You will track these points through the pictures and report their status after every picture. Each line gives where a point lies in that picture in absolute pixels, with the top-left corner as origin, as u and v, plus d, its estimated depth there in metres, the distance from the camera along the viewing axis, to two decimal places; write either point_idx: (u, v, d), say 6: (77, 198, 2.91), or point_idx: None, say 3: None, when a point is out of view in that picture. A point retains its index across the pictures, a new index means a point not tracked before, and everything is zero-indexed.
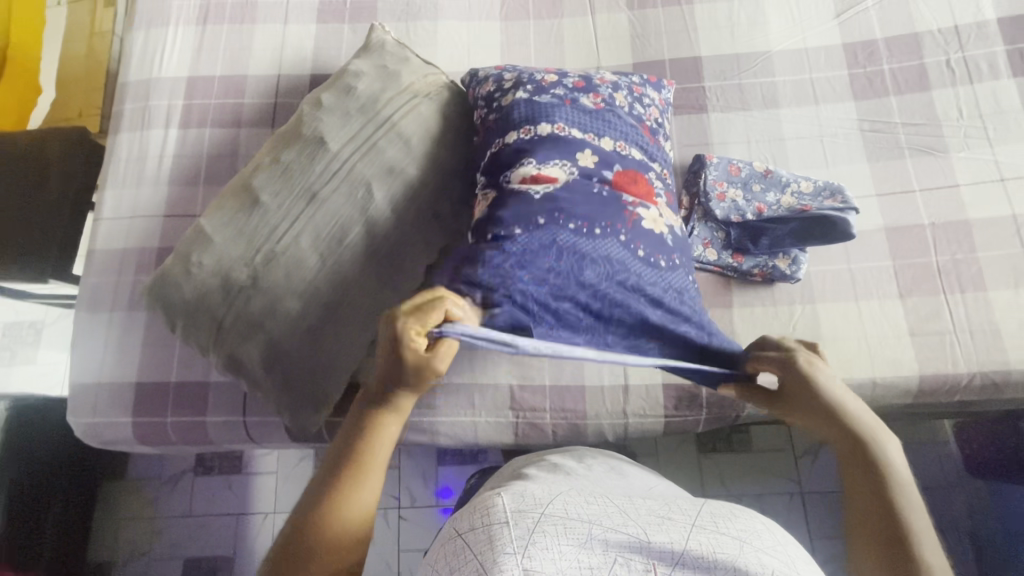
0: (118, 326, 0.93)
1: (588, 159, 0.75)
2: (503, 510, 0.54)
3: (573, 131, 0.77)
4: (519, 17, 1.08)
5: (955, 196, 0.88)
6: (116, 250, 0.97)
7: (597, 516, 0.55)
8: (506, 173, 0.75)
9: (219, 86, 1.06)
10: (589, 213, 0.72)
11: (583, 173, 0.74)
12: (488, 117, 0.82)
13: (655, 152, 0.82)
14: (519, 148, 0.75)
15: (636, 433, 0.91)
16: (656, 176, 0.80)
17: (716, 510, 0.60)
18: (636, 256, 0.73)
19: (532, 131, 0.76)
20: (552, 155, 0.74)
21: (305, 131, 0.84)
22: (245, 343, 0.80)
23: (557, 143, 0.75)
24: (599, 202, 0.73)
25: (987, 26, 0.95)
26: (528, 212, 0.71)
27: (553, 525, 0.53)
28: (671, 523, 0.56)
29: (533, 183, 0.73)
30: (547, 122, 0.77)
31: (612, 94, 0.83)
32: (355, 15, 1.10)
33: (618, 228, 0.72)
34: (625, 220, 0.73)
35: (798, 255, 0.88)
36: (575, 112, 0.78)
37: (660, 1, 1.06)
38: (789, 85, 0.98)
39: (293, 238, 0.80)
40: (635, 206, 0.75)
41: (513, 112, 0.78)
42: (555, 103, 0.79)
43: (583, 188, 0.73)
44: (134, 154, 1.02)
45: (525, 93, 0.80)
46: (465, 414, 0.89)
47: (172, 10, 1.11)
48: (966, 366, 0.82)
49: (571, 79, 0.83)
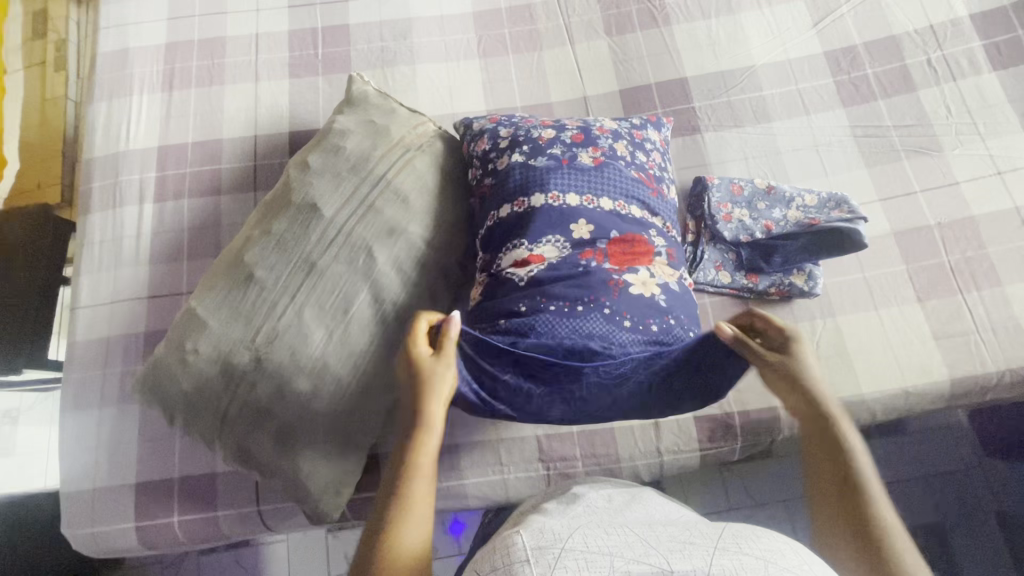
0: (109, 423, 0.86)
1: (582, 229, 0.72)
2: (523, 548, 0.52)
3: (565, 207, 0.73)
4: (498, 54, 1.06)
5: (957, 193, 0.89)
6: (99, 340, 0.90)
7: (618, 547, 0.50)
8: (498, 262, 0.74)
9: (192, 153, 1.01)
10: (568, 295, 0.69)
11: (572, 251, 0.71)
12: (484, 180, 0.80)
13: (659, 201, 0.79)
14: (511, 232, 0.74)
15: (671, 469, 0.88)
16: (657, 232, 0.76)
17: (740, 531, 0.54)
18: (621, 327, 0.69)
19: (526, 204, 0.74)
20: (541, 240, 0.72)
21: (294, 199, 0.80)
22: (255, 430, 0.75)
23: (545, 223, 0.72)
24: (583, 278, 0.70)
25: (961, 23, 0.97)
26: (513, 300, 0.71)
27: (575, 560, 0.49)
28: (694, 549, 0.50)
29: (522, 267, 0.72)
30: (542, 191, 0.74)
31: (613, 144, 0.80)
32: (328, 66, 1.06)
33: (602, 302, 0.69)
34: (611, 291, 0.70)
35: (813, 269, 0.86)
36: (570, 177, 0.75)
37: (638, 25, 1.05)
38: (778, 97, 0.97)
39: (294, 314, 0.75)
40: (622, 273, 0.71)
41: (510, 178, 0.76)
42: (552, 165, 0.76)
43: (569, 266, 0.71)
44: (108, 235, 0.96)
45: (521, 154, 0.78)
46: (494, 472, 0.85)
47: (134, 78, 1.06)
48: (994, 365, 0.81)
49: (568, 132, 0.80)
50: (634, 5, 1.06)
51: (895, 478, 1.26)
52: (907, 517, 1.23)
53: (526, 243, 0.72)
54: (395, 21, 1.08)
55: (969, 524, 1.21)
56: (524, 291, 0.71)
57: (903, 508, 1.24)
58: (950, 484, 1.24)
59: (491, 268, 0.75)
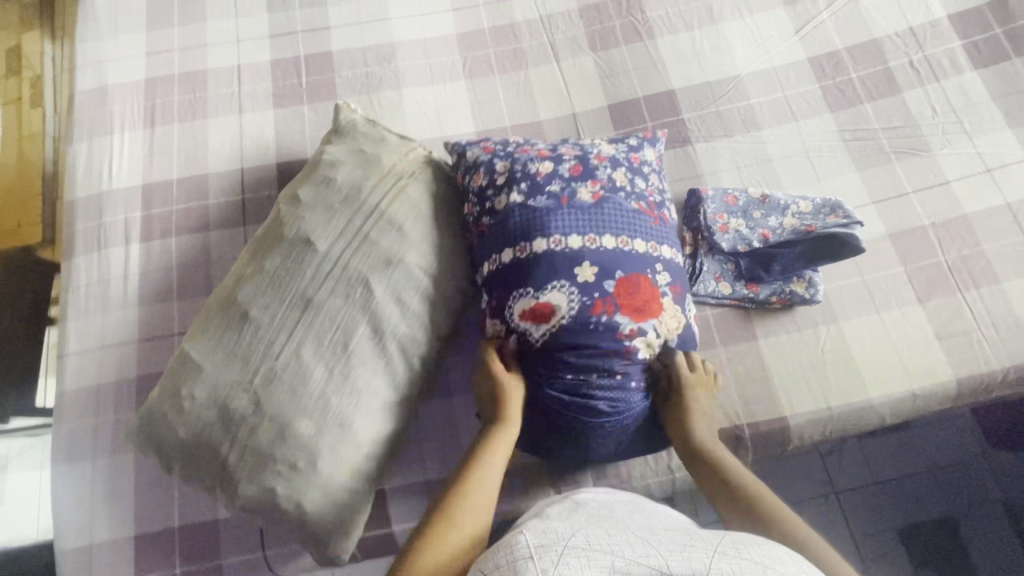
0: (104, 475, 0.83)
1: (587, 274, 0.71)
2: (525, 544, 0.50)
3: (568, 251, 0.72)
4: (484, 74, 1.05)
5: (949, 192, 0.89)
6: (89, 388, 0.87)
7: (620, 547, 0.49)
8: (507, 308, 0.73)
9: (178, 190, 0.98)
10: (585, 363, 0.71)
11: (581, 302, 0.70)
12: (482, 219, 0.79)
13: (662, 229, 0.78)
14: (517, 280, 0.73)
15: (684, 486, 0.87)
16: (662, 266, 0.75)
17: (739, 538, 0.52)
18: (629, 392, 0.73)
19: (527, 250, 0.73)
20: (548, 288, 0.71)
21: (287, 233, 0.78)
22: (256, 474, 0.71)
23: (553, 275, 0.71)
24: (595, 339, 0.70)
25: (940, 24, 0.98)
26: (533, 361, 0.73)
27: (577, 558, 0.47)
28: (694, 549, 0.49)
29: (533, 321, 0.72)
30: (543, 236, 0.73)
31: (612, 174, 0.79)
32: (313, 95, 1.05)
33: (614, 371, 0.71)
34: (621, 358, 0.72)
35: (813, 276, 0.86)
36: (570, 218, 0.74)
37: (622, 39, 1.05)
38: (765, 105, 0.98)
39: (293, 354, 0.73)
40: (632, 336, 0.71)
41: (510, 220, 0.75)
42: (552, 206, 0.75)
43: (581, 324, 0.70)
44: (94, 278, 0.93)
45: (520, 193, 0.76)
46: (505, 501, 0.83)
47: (114, 116, 1.04)
48: (998, 362, 0.81)
49: (566, 164, 0.79)
50: (617, 20, 1.07)
51: (903, 475, 1.26)
52: (917, 513, 1.23)
53: (533, 291, 0.71)
54: (378, 46, 1.08)
55: (978, 518, 1.21)
56: (540, 351, 0.72)
57: (913, 504, 1.24)
58: (957, 478, 1.24)
59: (501, 312, 0.74)
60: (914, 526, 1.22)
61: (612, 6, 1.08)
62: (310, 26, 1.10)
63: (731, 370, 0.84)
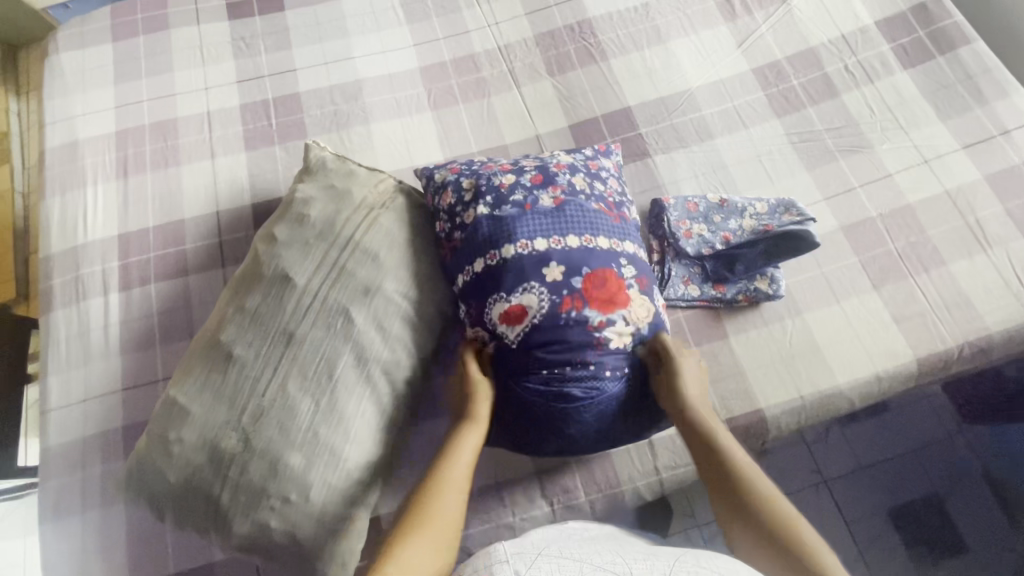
0: (94, 528, 0.82)
1: (554, 273, 0.75)
2: (502, 551, 0.56)
3: (535, 253, 0.76)
4: (448, 104, 1.09)
5: (892, 184, 0.95)
6: (74, 442, 0.87)
7: (588, 556, 0.56)
8: (483, 316, 0.77)
9: (155, 237, 1.00)
10: (558, 357, 0.74)
11: (550, 301, 0.74)
12: (453, 233, 0.82)
13: (623, 226, 0.83)
14: (489, 285, 0.76)
15: (673, 485, 0.89)
16: (627, 261, 0.79)
17: (701, 551, 0.59)
18: (604, 380, 0.75)
19: (498, 256, 0.76)
20: (520, 290, 0.74)
21: (265, 272, 0.80)
22: (251, 513, 0.72)
23: (521, 276, 0.75)
24: (566, 336, 0.74)
25: (869, 30, 1.06)
26: (510, 362, 0.76)
27: (548, 562, 0.54)
28: (656, 561, 0.56)
29: (507, 322, 0.75)
30: (510, 242, 0.77)
31: (571, 179, 0.84)
32: (283, 135, 1.08)
33: (587, 362, 0.74)
34: (593, 349, 0.74)
35: (775, 273, 0.91)
36: (535, 223, 0.78)
37: (577, 63, 1.11)
38: (716, 115, 1.04)
39: (278, 388, 0.74)
40: (602, 328, 0.74)
41: (479, 231, 0.79)
42: (517, 213, 0.78)
43: (551, 321, 0.74)
44: (74, 330, 0.93)
45: (486, 205, 0.80)
46: (501, 517, 0.84)
47: (87, 169, 1.05)
48: (953, 339, 0.86)
49: (528, 175, 0.83)
50: (571, 45, 1.12)
51: (887, 457, 1.30)
52: (905, 494, 1.27)
53: (505, 295, 0.75)
54: (344, 84, 1.12)
55: (961, 491, 1.26)
56: (515, 353, 0.75)
57: (900, 486, 1.27)
58: (937, 455, 1.29)
59: (479, 319, 0.77)
60: (903, 507, 1.26)
61: (566, 33, 1.13)
62: (276, 69, 1.14)
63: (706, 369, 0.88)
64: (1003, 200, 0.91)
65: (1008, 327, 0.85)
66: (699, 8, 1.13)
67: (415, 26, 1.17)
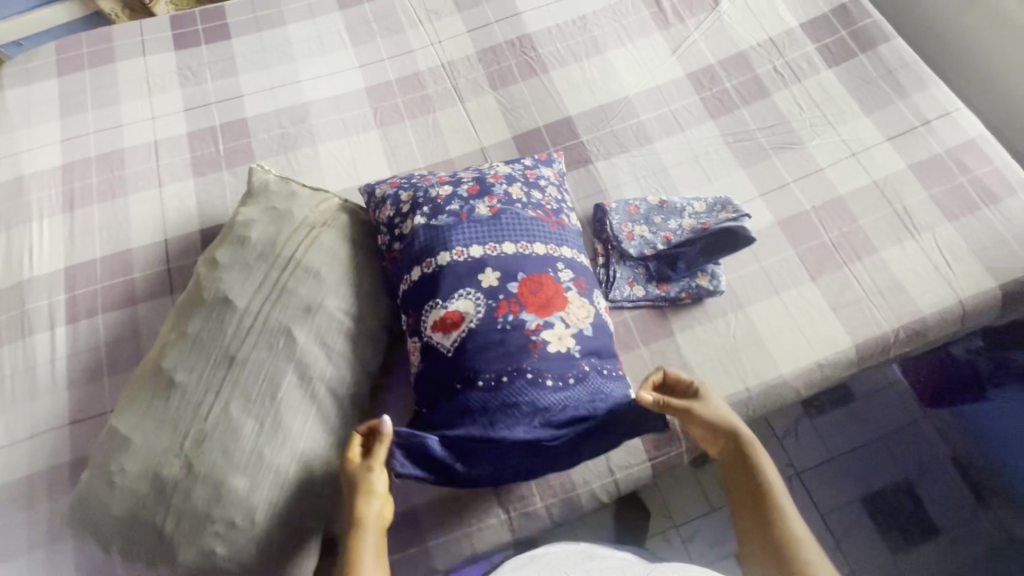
0: (39, 569, 0.80)
1: (490, 277, 0.76)
2: None
3: (470, 260, 0.77)
4: (394, 121, 1.11)
5: (823, 178, 0.98)
6: (19, 480, 0.85)
7: None
8: (421, 325, 0.77)
9: (102, 268, 0.99)
10: (492, 365, 0.73)
11: (486, 305, 0.75)
12: (392, 245, 0.83)
13: (561, 233, 0.84)
14: (426, 292, 0.77)
15: (629, 486, 0.89)
16: (564, 265, 0.81)
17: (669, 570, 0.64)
18: (544, 387, 0.73)
19: (433, 264, 0.78)
20: (455, 296, 0.76)
21: (206, 295, 0.80)
22: (196, 540, 0.71)
23: (457, 281, 0.76)
24: (501, 339, 0.73)
25: (794, 32, 1.10)
26: (445, 373, 0.75)
27: None
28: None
29: (444, 329, 0.75)
30: (446, 249, 0.78)
31: (507, 188, 0.85)
32: (231, 160, 1.09)
33: (524, 368, 0.73)
34: (531, 353, 0.73)
35: (715, 269, 0.93)
36: (470, 231, 0.79)
37: (519, 76, 1.13)
38: (654, 120, 1.07)
39: (221, 411, 0.74)
40: (539, 330, 0.74)
41: (415, 240, 0.80)
42: (453, 222, 0.80)
43: (488, 326, 0.74)
44: (19, 367, 0.92)
45: (423, 216, 0.82)
46: (456, 528, 0.84)
47: (32, 204, 1.05)
48: (888, 324, 0.88)
49: (465, 187, 0.85)
50: (512, 59, 1.15)
51: (854, 446, 1.31)
52: (873, 481, 1.28)
53: (441, 302, 0.76)
54: (291, 107, 1.13)
55: (926, 474, 1.28)
56: (451, 361, 0.74)
57: (867, 473, 1.29)
58: (900, 441, 1.31)
59: (417, 329, 0.78)
60: (872, 494, 1.27)
61: (507, 48, 1.16)
62: (223, 96, 1.15)
63: (654, 367, 0.89)
64: (928, 187, 0.95)
65: (940, 309, 0.88)
66: (634, 19, 1.17)
67: (360, 48, 1.19)
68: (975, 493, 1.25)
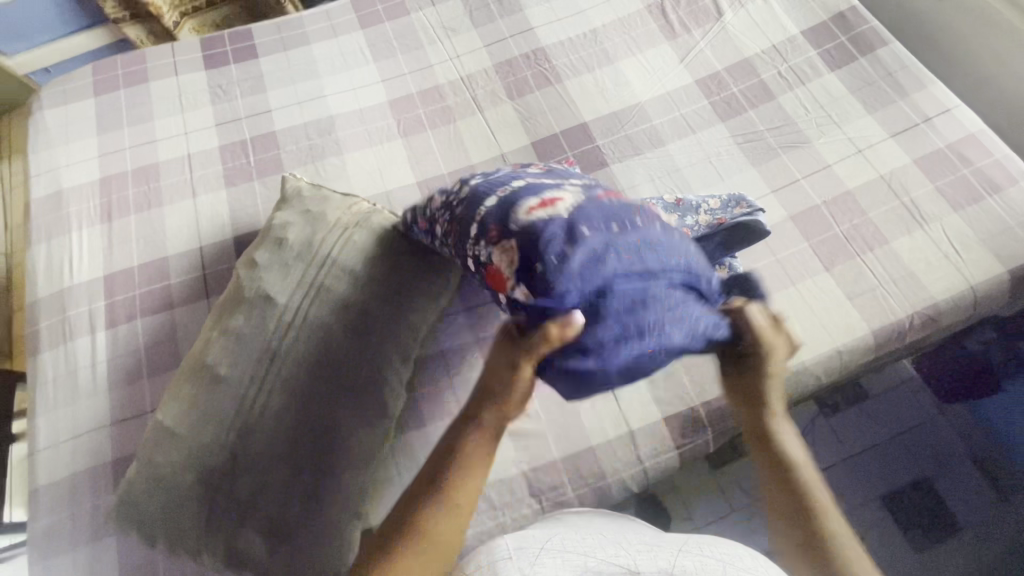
0: (84, 566, 0.82)
1: (572, 183, 0.71)
2: (507, 547, 0.66)
3: (541, 180, 0.71)
4: (417, 131, 1.17)
5: (831, 174, 1.03)
6: (63, 480, 0.88)
7: (591, 550, 0.66)
8: (510, 219, 0.65)
9: (140, 275, 1.03)
10: (614, 216, 0.64)
11: (583, 191, 0.68)
12: (453, 213, 0.75)
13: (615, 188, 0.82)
14: (505, 199, 0.67)
15: (659, 475, 0.91)
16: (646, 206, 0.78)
17: (704, 540, 0.69)
18: (675, 243, 0.65)
19: (505, 189, 0.70)
20: (544, 187, 0.67)
21: (247, 294, 0.84)
22: (242, 529, 0.74)
23: (537, 184, 0.69)
24: (619, 206, 0.66)
25: (796, 39, 1.16)
26: (561, 228, 0.61)
27: (552, 556, 0.64)
28: (660, 554, 0.65)
29: (543, 208, 0.64)
30: (512, 182, 0.72)
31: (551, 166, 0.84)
32: (262, 171, 1.14)
33: (652, 223, 0.66)
34: (653, 220, 0.66)
35: (732, 262, 0.96)
36: (531, 174, 0.76)
37: (535, 86, 1.19)
38: (666, 124, 1.12)
39: (264, 404, 0.77)
40: (646, 206, 0.70)
41: (476, 191, 0.72)
42: (509, 175, 0.77)
43: (595, 200, 0.66)
44: (62, 371, 0.95)
45: (476, 179, 0.77)
46: (490, 518, 0.85)
47: (73, 216, 1.09)
48: (903, 310, 0.91)
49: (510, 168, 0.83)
50: (528, 71, 1.21)
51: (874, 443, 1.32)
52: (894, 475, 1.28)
53: (529, 194, 0.66)
54: (319, 120, 1.18)
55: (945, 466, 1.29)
56: (569, 222, 0.62)
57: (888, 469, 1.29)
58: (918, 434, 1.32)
59: (500, 228, 0.65)
60: (896, 492, 1.26)
61: (522, 60, 1.22)
62: (253, 112, 1.20)
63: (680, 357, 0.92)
64: (934, 180, 0.99)
65: (952, 295, 0.91)
66: (643, 31, 1.23)
67: (382, 64, 1.25)
68: (994, 482, 1.27)
